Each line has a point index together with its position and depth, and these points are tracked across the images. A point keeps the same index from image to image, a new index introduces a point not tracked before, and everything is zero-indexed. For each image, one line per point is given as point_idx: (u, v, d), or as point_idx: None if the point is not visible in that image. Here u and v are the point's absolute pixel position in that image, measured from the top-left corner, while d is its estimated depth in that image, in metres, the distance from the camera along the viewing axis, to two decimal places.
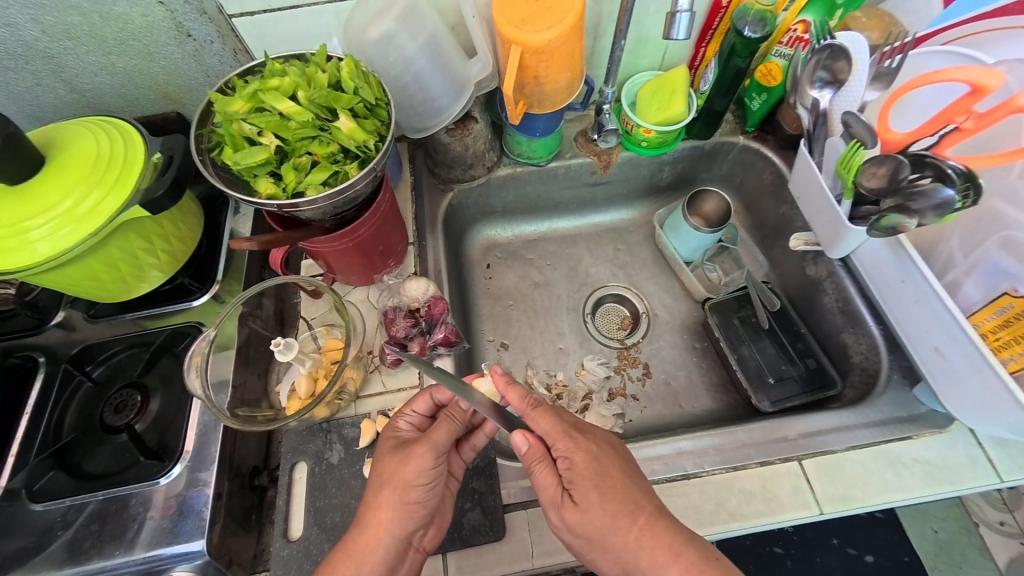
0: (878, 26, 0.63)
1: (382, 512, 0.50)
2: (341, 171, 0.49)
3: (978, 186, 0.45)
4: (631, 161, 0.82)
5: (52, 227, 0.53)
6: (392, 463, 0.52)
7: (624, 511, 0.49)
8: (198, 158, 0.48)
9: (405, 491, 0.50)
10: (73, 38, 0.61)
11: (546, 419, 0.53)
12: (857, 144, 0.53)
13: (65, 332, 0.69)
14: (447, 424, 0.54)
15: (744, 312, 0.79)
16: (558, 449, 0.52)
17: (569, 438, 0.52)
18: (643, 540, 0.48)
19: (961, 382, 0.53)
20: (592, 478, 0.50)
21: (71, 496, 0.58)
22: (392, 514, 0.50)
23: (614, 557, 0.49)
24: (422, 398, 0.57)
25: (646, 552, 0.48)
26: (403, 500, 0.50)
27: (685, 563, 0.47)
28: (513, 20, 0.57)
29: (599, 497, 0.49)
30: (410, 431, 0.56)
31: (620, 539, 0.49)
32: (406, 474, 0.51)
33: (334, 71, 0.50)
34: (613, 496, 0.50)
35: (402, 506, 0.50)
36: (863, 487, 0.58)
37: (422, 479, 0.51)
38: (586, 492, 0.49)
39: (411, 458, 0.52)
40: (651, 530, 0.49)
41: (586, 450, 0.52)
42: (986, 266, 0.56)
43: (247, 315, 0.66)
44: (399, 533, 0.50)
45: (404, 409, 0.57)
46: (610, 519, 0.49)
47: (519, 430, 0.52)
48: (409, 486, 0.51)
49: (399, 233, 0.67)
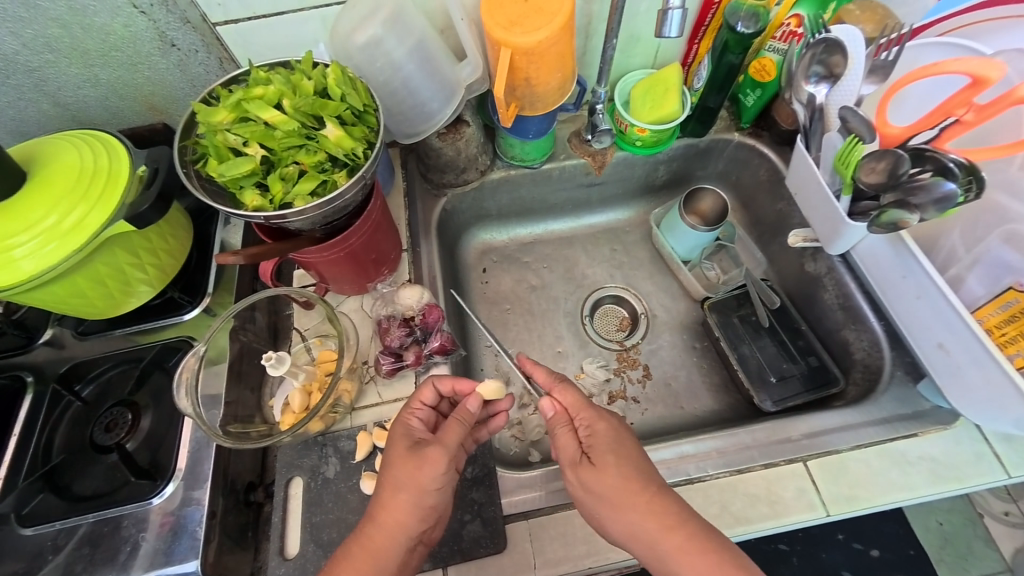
0: (872, 20, 0.62)
1: (399, 513, 0.49)
2: (329, 180, 0.48)
3: (980, 179, 0.45)
4: (625, 160, 0.81)
5: (37, 243, 0.52)
6: (406, 468, 0.50)
7: (637, 477, 0.49)
8: (181, 171, 0.47)
9: (422, 496, 0.49)
10: (55, 51, 0.60)
11: (572, 393, 0.56)
12: (854, 139, 0.51)
13: (54, 350, 0.67)
14: (457, 427, 0.53)
15: (743, 310, 0.78)
16: (580, 419, 0.54)
17: (591, 409, 0.54)
18: (653, 505, 0.48)
19: (966, 378, 0.52)
20: (612, 444, 0.52)
21: (62, 519, 0.57)
22: (409, 517, 0.49)
23: (622, 518, 0.48)
24: (429, 391, 0.57)
25: (654, 517, 0.48)
26: (417, 505, 0.49)
27: (685, 533, 0.47)
28: (503, 21, 0.56)
29: (617, 462, 0.50)
30: (421, 429, 0.55)
31: (630, 502, 0.48)
32: (422, 481, 0.49)
33: (320, 77, 0.49)
34: (627, 462, 0.50)
35: (417, 510, 0.49)
36: (867, 486, 0.57)
37: (436, 484, 0.50)
38: (604, 452, 0.51)
39: (425, 464, 0.50)
40: (661, 499, 0.48)
41: (608, 422, 0.54)
42: (988, 261, 0.55)
43: (238, 329, 0.65)
44: (412, 533, 0.49)
45: (411, 406, 0.56)
46: (624, 482, 0.49)
47: (547, 397, 0.56)
48: (425, 491, 0.49)
49: (391, 240, 0.65)
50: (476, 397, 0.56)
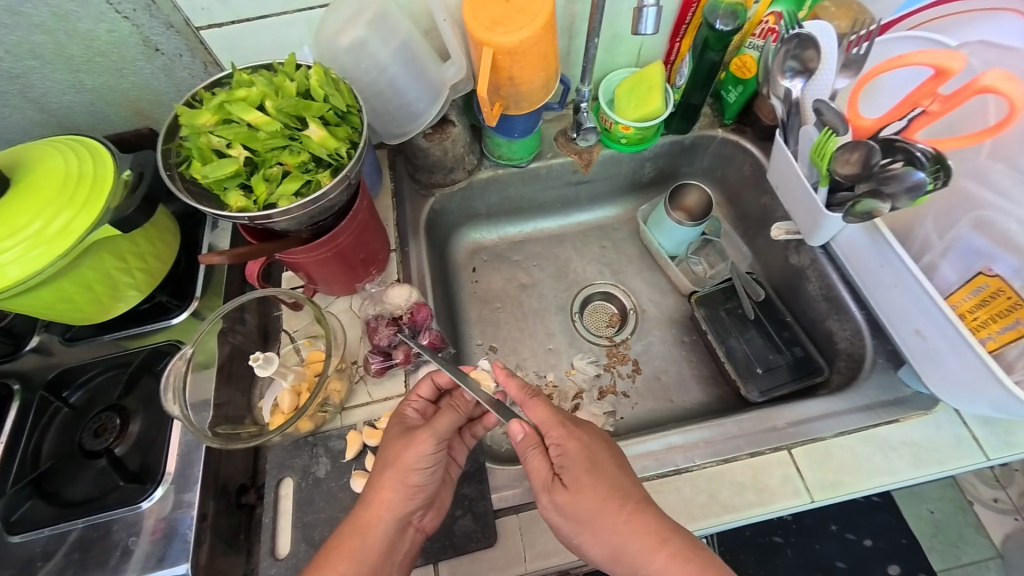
0: (846, 15, 0.63)
1: (384, 491, 0.51)
2: (313, 180, 0.48)
3: (948, 168, 0.46)
4: (611, 158, 0.82)
5: (22, 249, 0.52)
6: (397, 446, 0.53)
7: (614, 497, 0.49)
8: (165, 174, 0.48)
9: (406, 474, 0.51)
10: (39, 57, 0.60)
11: (545, 407, 0.55)
12: (829, 131, 0.52)
13: (42, 356, 0.67)
14: (450, 414, 0.55)
15: (730, 303, 0.79)
16: (550, 438, 0.53)
17: (562, 427, 0.53)
18: (632, 524, 0.48)
19: (942, 363, 0.53)
20: (586, 464, 0.51)
21: (51, 525, 0.57)
22: (393, 494, 0.51)
23: (602, 540, 0.48)
24: (426, 384, 0.58)
25: (635, 537, 0.48)
26: (402, 483, 0.51)
27: (668, 551, 0.47)
28: (485, 22, 0.57)
29: (592, 481, 0.50)
30: (416, 419, 0.57)
31: (609, 522, 0.49)
32: (407, 459, 0.51)
33: (303, 79, 0.49)
34: (603, 480, 0.50)
35: (402, 488, 0.51)
36: (850, 473, 0.58)
37: (422, 463, 0.52)
38: (578, 476, 0.50)
39: (412, 444, 0.52)
40: (639, 517, 0.49)
41: (579, 439, 0.53)
42: (960, 247, 0.57)
43: (227, 331, 0.65)
44: (398, 513, 0.50)
45: (409, 397, 0.58)
46: (601, 501, 0.49)
47: (516, 417, 0.54)
48: (410, 469, 0.51)
49: (380, 239, 0.66)
50: (475, 387, 0.59)
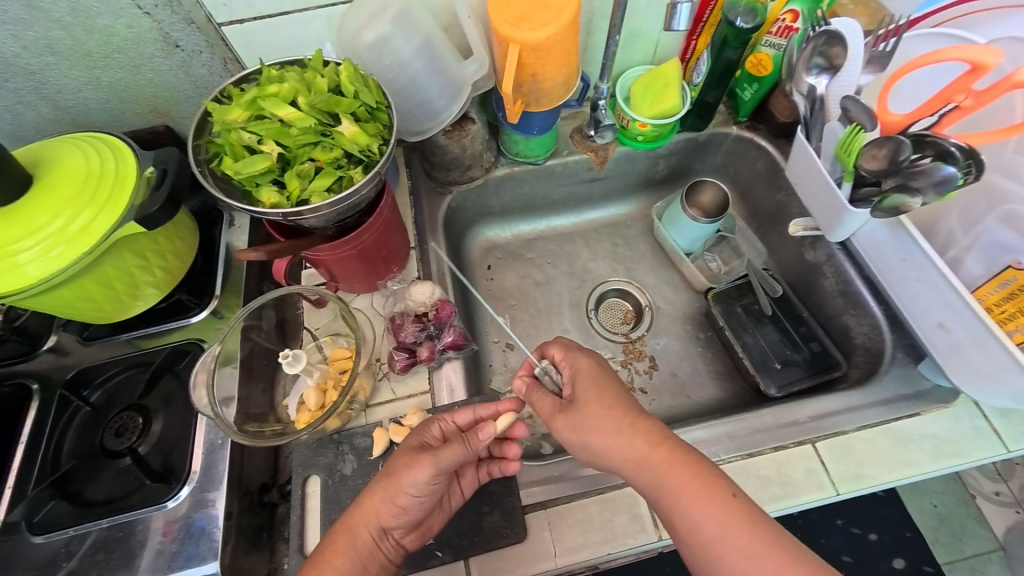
0: (865, 13, 0.66)
1: (375, 499, 0.50)
2: (345, 176, 0.48)
3: (980, 163, 0.46)
4: (627, 155, 0.83)
5: (43, 247, 0.51)
6: (401, 461, 0.51)
7: (617, 405, 0.52)
8: (197, 170, 0.47)
9: (397, 492, 0.49)
10: (56, 53, 0.60)
11: (557, 343, 0.60)
12: (856, 127, 0.53)
13: (57, 357, 0.66)
14: (458, 449, 0.51)
15: (746, 300, 0.80)
16: (566, 363, 0.58)
17: (576, 351, 0.58)
18: (636, 427, 0.50)
19: (965, 355, 0.54)
20: (593, 379, 0.55)
21: (73, 525, 0.56)
22: (380, 505, 0.50)
23: (610, 443, 0.50)
24: (465, 412, 0.56)
25: (639, 437, 0.50)
26: (391, 500, 0.50)
27: (669, 447, 0.49)
28: (509, 18, 0.57)
29: (597, 394, 0.53)
30: (435, 439, 0.54)
31: (613, 426, 0.51)
32: (403, 480, 0.50)
33: (333, 75, 0.49)
34: (609, 392, 0.54)
35: (390, 504, 0.49)
36: (874, 465, 0.59)
37: (416, 489, 0.49)
38: (586, 388, 0.54)
39: (413, 466, 0.50)
40: (643, 423, 0.50)
41: (591, 361, 0.57)
42: (985, 242, 0.58)
43: (250, 328, 0.64)
44: (383, 522, 0.50)
45: (442, 416, 0.56)
46: (605, 409, 0.52)
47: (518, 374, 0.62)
48: (402, 489, 0.49)
49: (401, 237, 0.66)
50: (490, 428, 0.53)
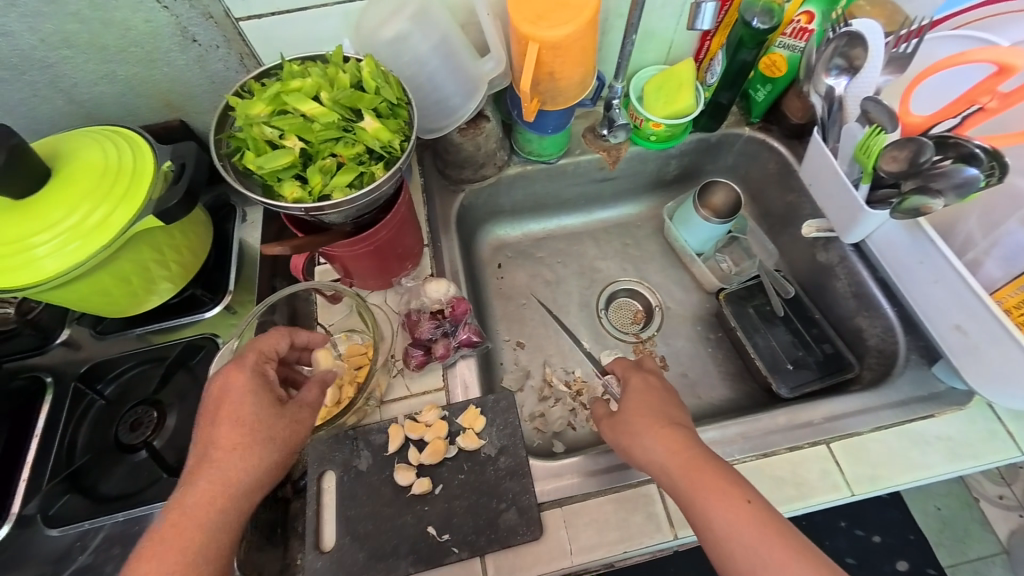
0: (880, 15, 0.65)
1: (215, 480, 0.45)
2: (367, 172, 0.48)
3: (1004, 164, 0.46)
4: (639, 155, 0.83)
5: (60, 242, 0.51)
6: (242, 431, 0.47)
7: (654, 414, 0.54)
8: (219, 164, 0.47)
9: (223, 474, 0.45)
10: (73, 46, 0.60)
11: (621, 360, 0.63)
12: (876, 128, 0.53)
13: (70, 350, 0.66)
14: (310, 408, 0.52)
15: (757, 301, 0.80)
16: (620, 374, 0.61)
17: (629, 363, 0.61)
18: (664, 434, 0.51)
19: (981, 357, 0.54)
20: (640, 389, 0.57)
21: (89, 518, 0.57)
22: (222, 482, 0.45)
23: (639, 446, 0.52)
24: (276, 344, 0.53)
25: (664, 443, 0.50)
26: (222, 477, 0.45)
27: (691, 455, 0.49)
28: (529, 16, 0.57)
29: (639, 402, 0.55)
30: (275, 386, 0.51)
31: (644, 432, 0.52)
32: (248, 458, 0.46)
33: (355, 70, 0.49)
34: (652, 402, 0.55)
35: (247, 485, 0.46)
36: (888, 467, 0.59)
37: (250, 463, 0.47)
38: (629, 396, 0.56)
39: (255, 438, 0.47)
40: (676, 433, 0.51)
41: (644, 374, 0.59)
42: (1006, 244, 0.57)
43: (263, 324, 0.64)
44: (239, 502, 0.46)
45: (267, 359, 0.52)
46: (640, 417, 0.54)
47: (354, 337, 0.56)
48: (238, 469, 0.46)
49: (416, 234, 0.66)
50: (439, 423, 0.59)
